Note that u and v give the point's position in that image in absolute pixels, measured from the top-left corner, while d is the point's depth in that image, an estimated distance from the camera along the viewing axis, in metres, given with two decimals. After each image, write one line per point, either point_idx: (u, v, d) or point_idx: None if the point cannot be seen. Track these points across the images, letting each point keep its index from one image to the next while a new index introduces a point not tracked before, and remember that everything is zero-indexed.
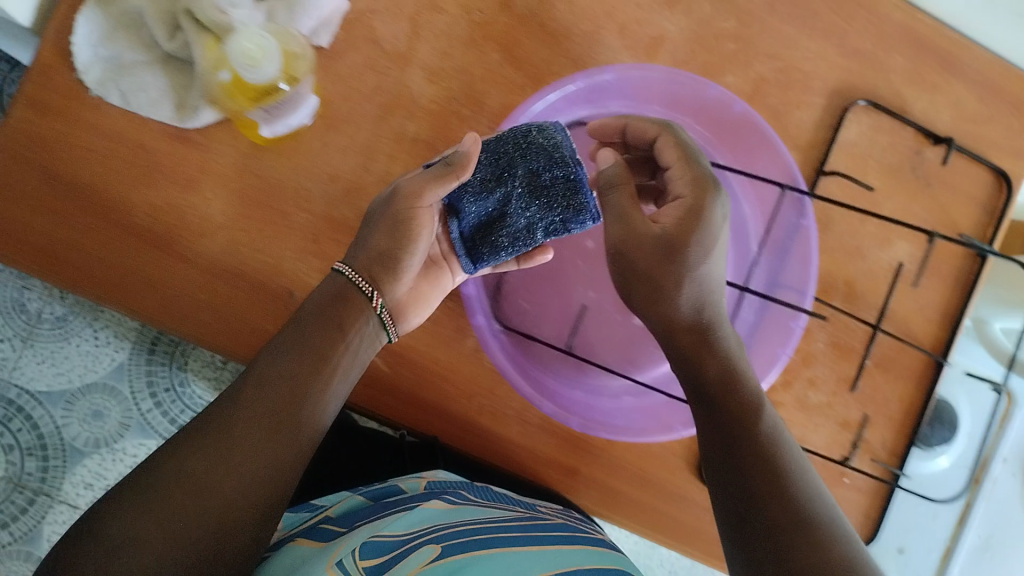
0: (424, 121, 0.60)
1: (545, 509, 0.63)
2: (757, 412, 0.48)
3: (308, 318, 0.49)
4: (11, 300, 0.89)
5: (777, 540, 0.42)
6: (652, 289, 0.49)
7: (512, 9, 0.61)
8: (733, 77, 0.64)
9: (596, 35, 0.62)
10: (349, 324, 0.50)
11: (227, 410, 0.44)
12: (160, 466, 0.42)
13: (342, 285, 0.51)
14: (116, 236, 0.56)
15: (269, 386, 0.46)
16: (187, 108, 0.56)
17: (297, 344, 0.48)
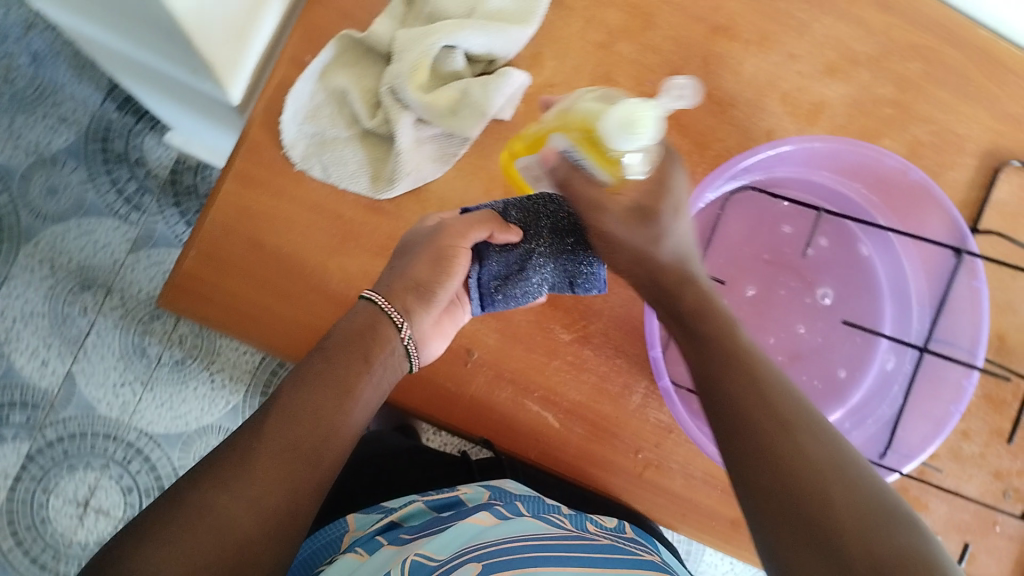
0: None
1: (601, 532, 0.61)
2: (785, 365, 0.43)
3: (329, 348, 0.48)
4: (131, 346, 0.98)
5: (794, 476, 0.36)
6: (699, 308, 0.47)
7: (682, 80, 0.64)
8: (892, 140, 0.65)
9: (760, 103, 0.64)
10: (375, 355, 0.48)
11: (250, 443, 0.42)
12: (191, 493, 0.40)
13: (374, 313, 0.50)
14: (310, 299, 0.58)
15: (284, 416, 0.44)
16: (383, 180, 0.59)
17: (313, 378, 0.46)
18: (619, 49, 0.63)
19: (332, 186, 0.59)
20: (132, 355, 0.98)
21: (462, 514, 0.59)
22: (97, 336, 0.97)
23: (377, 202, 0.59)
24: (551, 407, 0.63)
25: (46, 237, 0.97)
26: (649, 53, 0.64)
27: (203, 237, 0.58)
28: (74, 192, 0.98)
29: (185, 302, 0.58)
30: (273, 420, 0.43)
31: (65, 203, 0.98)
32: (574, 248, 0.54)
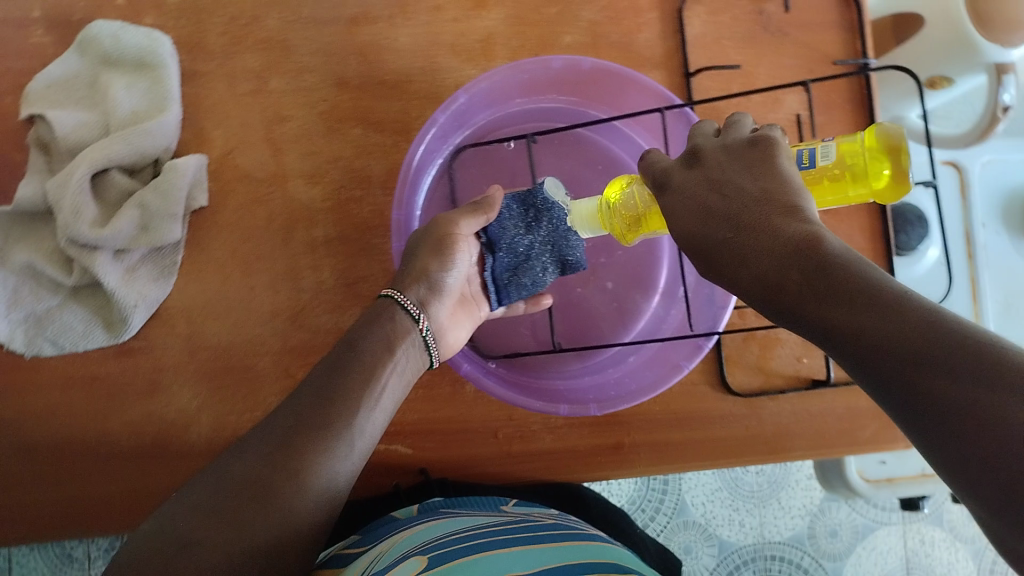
0: (327, 220, 0.61)
1: (539, 515, 0.58)
2: (751, 183, 0.39)
3: (364, 343, 0.51)
4: (57, 555, 0.89)
5: (849, 329, 0.30)
6: (696, 202, 0.40)
7: (350, 83, 0.62)
8: (572, 36, 0.66)
9: (433, 65, 0.63)
10: (397, 341, 0.52)
11: (262, 438, 0.46)
12: (234, 468, 0.44)
13: (390, 304, 0.53)
14: (113, 466, 0.58)
15: (330, 408, 0.47)
16: (116, 323, 0.58)
17: (340, 375, 0.49)
18: (274, 85, 0.61)
19: (75, 355, 0.58)
20: (63, 566, 0.90)
21: (405, 522, 0.56)
22: (18, 567, 0.90)
23: (123, 343, 0.58)
24: (398, 440, 0.64)
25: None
26: (305, 75, 0.62)
27: None
28: None
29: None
30: (317, 408, 0.47)
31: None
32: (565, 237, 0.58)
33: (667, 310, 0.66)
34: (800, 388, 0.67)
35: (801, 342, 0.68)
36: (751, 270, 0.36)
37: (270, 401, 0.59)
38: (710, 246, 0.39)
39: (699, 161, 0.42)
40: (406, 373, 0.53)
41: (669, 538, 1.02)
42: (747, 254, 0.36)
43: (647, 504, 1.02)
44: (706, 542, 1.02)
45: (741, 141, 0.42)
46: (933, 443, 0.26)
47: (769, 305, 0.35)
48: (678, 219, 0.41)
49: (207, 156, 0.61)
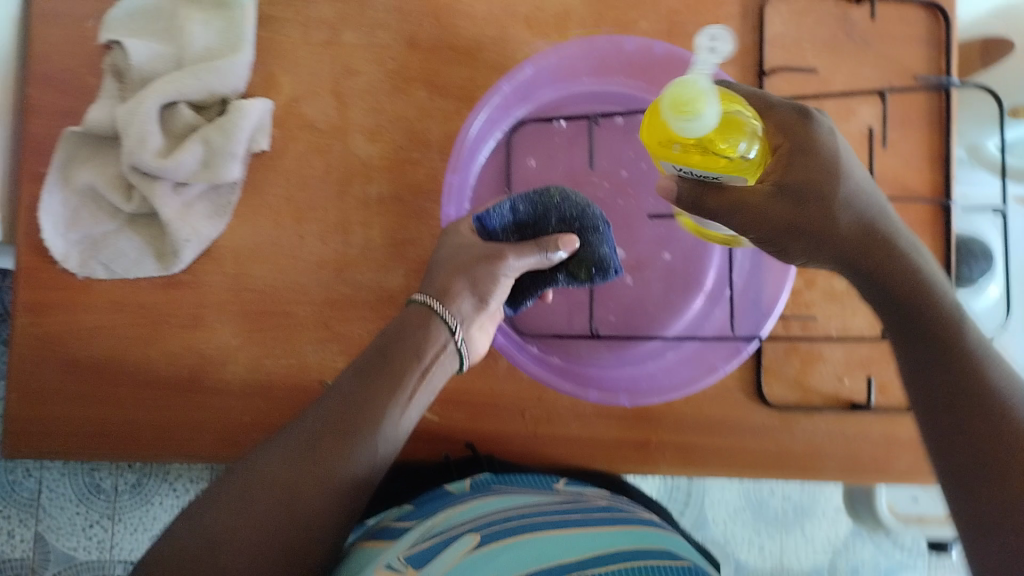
0: (382, 178, 0.62)
1: (591, 495, 0.58)
2: (890, 222, 0.46)
3: (393, 347, 0.50)
4: (86, 484, 0.92)
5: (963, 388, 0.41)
6: (809, 170, 0.45)
7: (421, 45, 0.63)
8: (648, 22, 0.65)
9: (505, 35, 0.63)
10: (424, 347, 0.51)
11: (299, 429, 0.46)
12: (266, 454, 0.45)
13: (427, 312, 0.53)
14: (152, 393, 0.59)
15: (367, 402, 0.48)
16: (168, 254, 0.59)
17: (375, 370, 0.49)
18: (347, 39, 0.62)
19: (124, 279, 0.59)
20: (88, 496, 0.92)
21: (456, 499, 0.56)
22: (48, 492, 0.92)
23: (172, 275, 0.59)
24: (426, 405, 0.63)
25: None
26: (378, 32, 0.62)
27: (20, 379, 0.58)
28: None
29: (29, 446, 0.58)
30: (357, 401, 0.48)
31: None
32: (576, 250, 0.53)
33: (710, 310, 0.64)
34: (840, 409, 0.65)
35: (844, 360, 0.66)
36: (901, 270, 0.45)
37: (305, 350, 0.60)
38: (882, 288, 0.45)
39: (809, 148, 0.46)
40: (432, 382, 0.52)
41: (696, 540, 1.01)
42: (896, 271, 0.45)
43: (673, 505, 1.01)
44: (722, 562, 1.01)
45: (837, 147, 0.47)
46: (974, 516, 0.38)
47: (905, 323, 0.45)
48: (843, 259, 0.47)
49: (273, 100, 0.61)
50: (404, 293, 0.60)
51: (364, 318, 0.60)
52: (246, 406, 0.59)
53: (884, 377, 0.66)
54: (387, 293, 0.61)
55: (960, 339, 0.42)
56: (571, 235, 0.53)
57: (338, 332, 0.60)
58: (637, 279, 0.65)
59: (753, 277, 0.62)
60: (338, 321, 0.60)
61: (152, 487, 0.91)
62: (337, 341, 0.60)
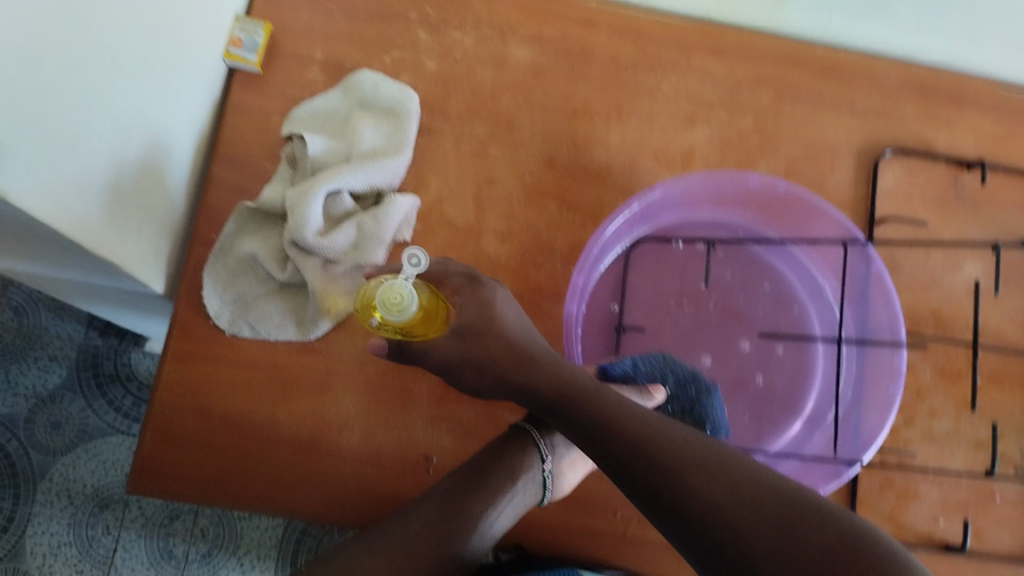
0: (507, 277, 0.67)
1: None
2: (599, 394, 0.49)
3: (494, 467, 0.57)
4: (159, 548, 0.98)
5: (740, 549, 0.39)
6: (500, 347, 0.53)
7: (558, 164, 0.69)
8: (767, 165, 0.70)
9: (634, 164, 0.70)
10: (519, 473, 0.58)
11: (390, 525, 0.53)
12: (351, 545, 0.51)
13: (526, 443, 0.60)
14: (271, 448, 0.63)
15: (460, 512, 0.54)
16: (308, 322, 0.64)
17: (474, 490, 0.56)
18: (493, 153, 0.69)
19: (263, 340, 0.64)
20: (160, 560, 0.98)
21: None
22: (122, 551, 0.97)
23: (308, 341, 0.64)
24: None
25: (59, 468, 0.98)
26: (521, 150, 0.69)
27: (156, 421, 0.62)
28: (76, 422, 0.99)
29: (149, 484, 0.62)
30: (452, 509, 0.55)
31: (68, 433, 0.99)
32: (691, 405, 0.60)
33: (808, 434, 0.65)
34: (934, 550, 0.64)
35: (940, 502, 0.66)
36: (648, 451, 0.45)
37: (416, 425, 0.64)
38: (593, 429, 0.48)
39: (479, 287, 0.56)
40: (518, 505, 0.58)
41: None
42: (646, 442, 0.45)
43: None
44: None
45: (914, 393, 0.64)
46: None
47: (646, 492, 0.44)
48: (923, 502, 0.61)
49: (420, 198, 0.68)
50: None
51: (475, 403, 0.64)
52: (355, 472, 0.63)
53: (981, 523, 0.66)
54: None
55: (680, 454, 0.44)
56: (686, 393, 0.61)
57: (448, 412, 0.65)
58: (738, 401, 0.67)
59: (855, 409, 0.63)
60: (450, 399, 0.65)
61: (222, 559, 0.98)
62: (448, 421, 0.64)
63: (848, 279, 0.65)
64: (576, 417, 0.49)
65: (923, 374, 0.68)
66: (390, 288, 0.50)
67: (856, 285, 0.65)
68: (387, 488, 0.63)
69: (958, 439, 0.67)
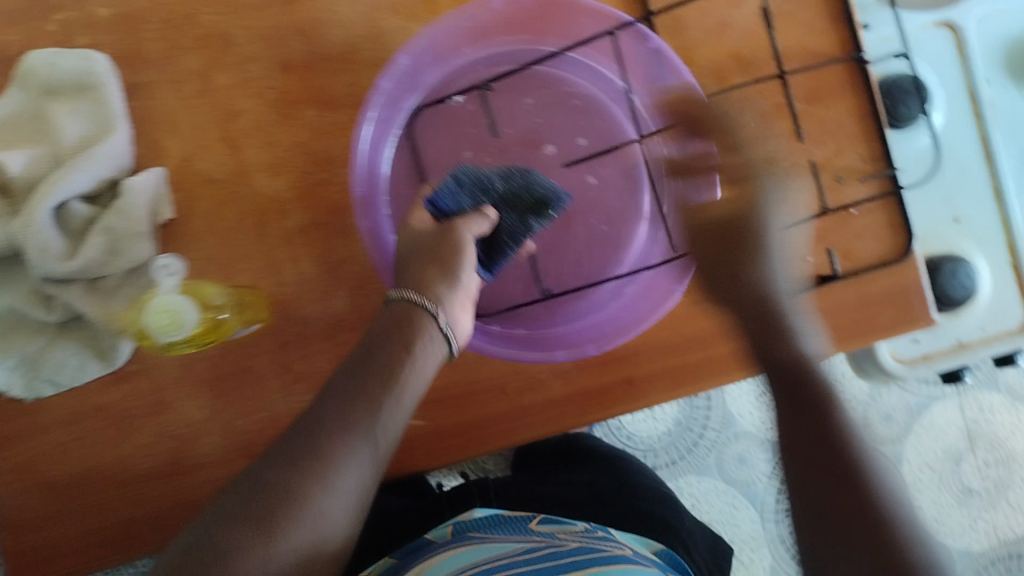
0: (297, 210, 0.60)
1: (566, 533, 0.63)
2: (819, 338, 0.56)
3: (376, 352, 0.49)
4: None
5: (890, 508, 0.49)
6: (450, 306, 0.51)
7: (295, 65, 0.60)
8: None
9: (377, 30, 0.61)
10: (413, 339, 0.50)
11: (319, 412, 0.47)
12: (270, 463, 0.45)
13: (404, 308, 0.51)
14: (139, 488, 0.59)
15: (339, 425, 0.47)
16: (108, 351, 0.58)
17: (370, 367, 0.49)
18: (220, 82, 0.60)
19: (72, 388, 0.58)
20: None
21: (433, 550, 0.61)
22: None
23: (119, 369, 0.58)
24: None
25: None
26: (250, 65, 0.60)
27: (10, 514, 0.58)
28: None
29: None
30: (358, 395, 0.48)
31: None
32: (520, 185, 0.57)
33: (654, 233, 0.64)
34: (809, 287, 0.66)
35: (801, 240, 0.66)
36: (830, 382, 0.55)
37: (275, 400, 0.59)
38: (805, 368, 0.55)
39: (450, 239, 0.52)
40: (424, 370, 0.50)
41: (721, 450, 1.16)
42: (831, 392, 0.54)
43: (694, 421, 1.17)
44: (757, 449, 1.16)
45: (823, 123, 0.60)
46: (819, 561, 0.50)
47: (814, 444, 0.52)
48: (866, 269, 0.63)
49: (164, 168, 0.59)
50: (353, 314, 0.60)
51: (323, 350, 0.60)
52: (234, 472, 0.59)
53: (843, 243, 0.66)
54: (335, 319, 0.60)
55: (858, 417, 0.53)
56: (509, 180, 0.57)
57: (299, 371, 0.60)
58: (580, 238, 0.64)
59: (685, 191, 0.61)
60: (295, 357, 0.60)
61: None
62: (303, 381, 0.60)
63: (633, 65, 0.61)
64: (752, 300, 0.56)
65: None
66: (155, 307, 0.48)
67: (644, 67, 0.60)
68: None
69: (801, 173, 0.66)
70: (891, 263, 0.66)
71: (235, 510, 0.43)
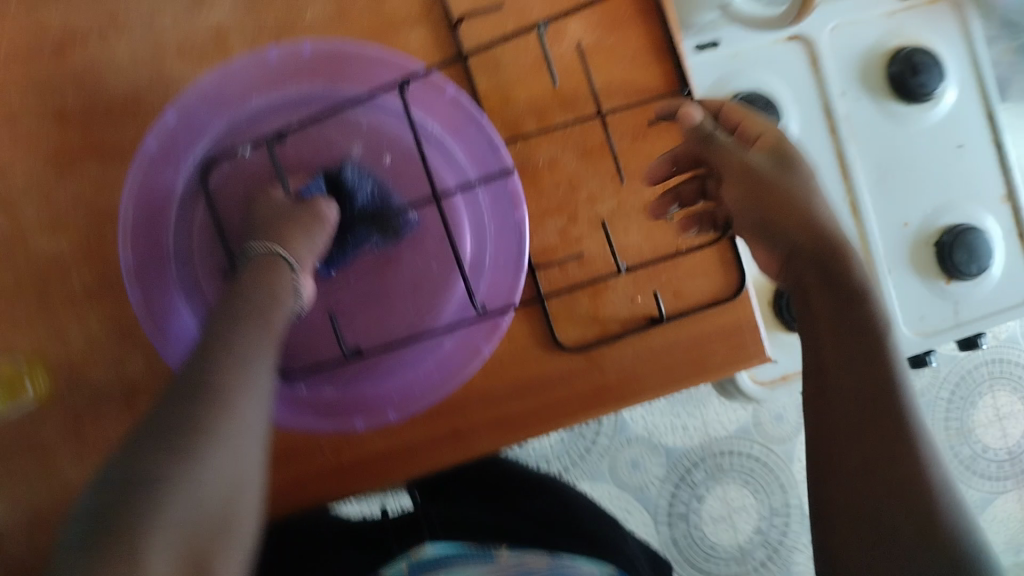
0: (82, 271, 0.56)
1: (533, 564, 0.70)
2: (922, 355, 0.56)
3: (255, 296, 0.47)
4: None
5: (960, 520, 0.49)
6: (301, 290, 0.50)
7: (73, 116, 0.56)
8: (314, 9, 0.59)
9: (163, 76, 0.57)
10: (284, 286, 0.48)
11: (204, 368, 0.42)
12: (172, 409, 0.40)
13: (271, 258, 0.49)
14: None
15: (239, 362, 0.43)
16: None
17: (235, 318, 0.45)
18: None
19: None
20: None
21: None
22: None
23: None
24: None
25: None
26: (21, 119, 0.56)
27: None
28: None
29: None
30: (239, 339, 0.44)
31: None
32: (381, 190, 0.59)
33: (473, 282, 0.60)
34: (639, 328, 0.65)
35: (630, 282, 0.65)
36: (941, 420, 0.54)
37: (66, 475, 0.56)
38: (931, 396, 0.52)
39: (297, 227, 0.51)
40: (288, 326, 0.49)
41: (614, 456, 1.15)
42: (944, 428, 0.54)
43: (587, 432, 1.14)
44: (651, 455, 1.15)
45: (692, 130, 0.58)
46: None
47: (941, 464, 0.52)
48: (785, 264, 0.58)
49: None
50: (147, 378, 0.57)
51: (116, 419, 0.56)
52: (26, 544, 0.56)
53: (674, 283, 0.65)
54: (131, 383, 0.57)
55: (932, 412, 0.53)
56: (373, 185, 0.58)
57: (92, 442, 0.56)
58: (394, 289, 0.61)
59: (501, 238, 0.59)
60: (87, 427, 0.56)
61: None
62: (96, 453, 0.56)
63: (438, 110, 0.57)
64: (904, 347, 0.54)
65: (566, 163, 0.64)
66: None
67: (450, 111, 0.57)
68: None
69: (627, 214, 0.65)
70: (724, 300, 0.65)
71: (142, 468, 0.37)
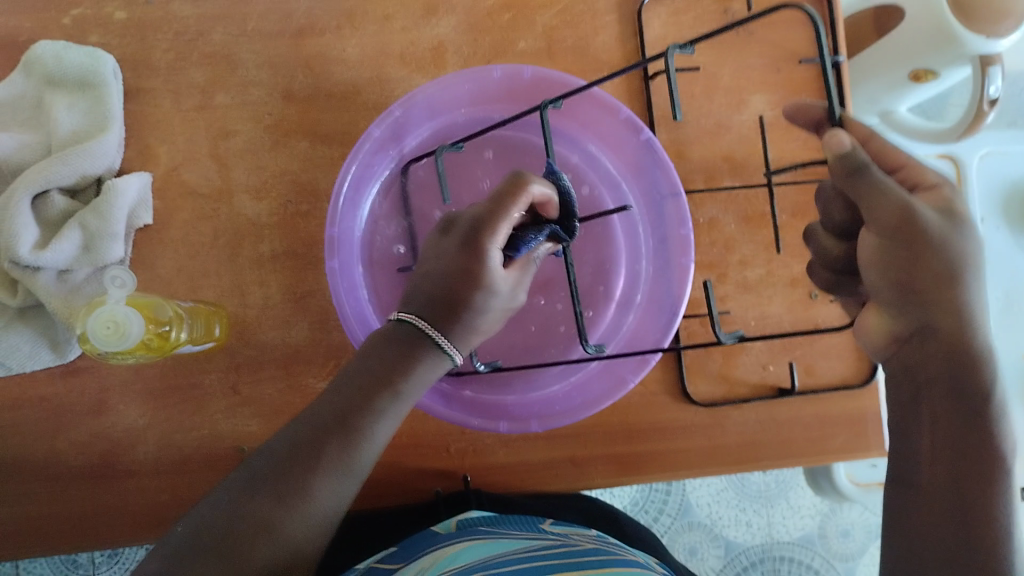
0: (274, 235, 0.61)
1: (580, 536, 0.59)
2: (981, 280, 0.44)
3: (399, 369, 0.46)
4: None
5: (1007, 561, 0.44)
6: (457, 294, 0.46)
7: (296, 95, 0.62)
8: (526, 41, 0.64)
9: (382, 75, 0.62)
10: (417, 367, 0.46)
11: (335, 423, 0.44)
12: (305, 437, 0.44)
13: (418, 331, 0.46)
14: (66, 483, 0.58)
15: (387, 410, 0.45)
16: (63, 343, 0.58)
17: (393, 354, 0.46)
18: (220, 101, 0.61)
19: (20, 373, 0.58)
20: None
21: (442, 542, 0.56)
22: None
23: (70, 362, 0.59)
24: None
25: None
26: (251, 89, 0.61)
27: None
28: None
29: None
30: (395, 374, 0.46)
31: None
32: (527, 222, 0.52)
33: (621, 316, 0.64)
34: (766, 397, 0.65)
35: (768, 351, 0.66)
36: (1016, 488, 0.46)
37: (217, 419, 0.59)
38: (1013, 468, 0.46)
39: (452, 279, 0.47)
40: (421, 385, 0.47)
41: (674, 539, 0.99)
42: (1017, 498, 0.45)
43: (650, 506, 0.99)
44: (711, 543, 0.99)
45: (839, 161, 0.43)
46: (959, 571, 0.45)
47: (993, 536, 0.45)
48: (902, 343, 0.47)
49: (153, 173, 0.61)
50: (310, 347, 0.60)
51: (273, 380, 0.60)
52: (163, 484, 0.59)
53: (809, 359, 0.66)
54: (293, 349, 0.60)
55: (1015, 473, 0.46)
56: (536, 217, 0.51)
57: (247, 396, 0.59)
58: (540, 312, 0.64)
59: (658, 282, 0.62)
60: (244, 379, 0.60)
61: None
62: (247, 405, 0.59)
63: (625, 152, 0.63)
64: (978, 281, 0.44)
65: (725, 225, 0.66)
66: (101, 315, 0.48)
67: (633, 156, 0.62)
68: (200, 491, 0.59)
69: (774, 284, 0.66)
70: (854, 386, 0.66)
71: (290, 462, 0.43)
